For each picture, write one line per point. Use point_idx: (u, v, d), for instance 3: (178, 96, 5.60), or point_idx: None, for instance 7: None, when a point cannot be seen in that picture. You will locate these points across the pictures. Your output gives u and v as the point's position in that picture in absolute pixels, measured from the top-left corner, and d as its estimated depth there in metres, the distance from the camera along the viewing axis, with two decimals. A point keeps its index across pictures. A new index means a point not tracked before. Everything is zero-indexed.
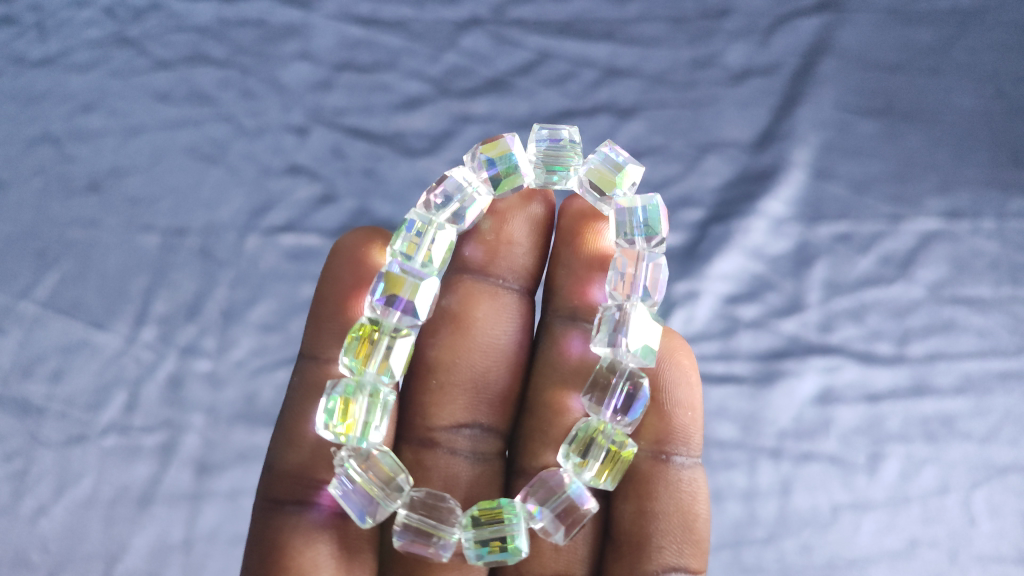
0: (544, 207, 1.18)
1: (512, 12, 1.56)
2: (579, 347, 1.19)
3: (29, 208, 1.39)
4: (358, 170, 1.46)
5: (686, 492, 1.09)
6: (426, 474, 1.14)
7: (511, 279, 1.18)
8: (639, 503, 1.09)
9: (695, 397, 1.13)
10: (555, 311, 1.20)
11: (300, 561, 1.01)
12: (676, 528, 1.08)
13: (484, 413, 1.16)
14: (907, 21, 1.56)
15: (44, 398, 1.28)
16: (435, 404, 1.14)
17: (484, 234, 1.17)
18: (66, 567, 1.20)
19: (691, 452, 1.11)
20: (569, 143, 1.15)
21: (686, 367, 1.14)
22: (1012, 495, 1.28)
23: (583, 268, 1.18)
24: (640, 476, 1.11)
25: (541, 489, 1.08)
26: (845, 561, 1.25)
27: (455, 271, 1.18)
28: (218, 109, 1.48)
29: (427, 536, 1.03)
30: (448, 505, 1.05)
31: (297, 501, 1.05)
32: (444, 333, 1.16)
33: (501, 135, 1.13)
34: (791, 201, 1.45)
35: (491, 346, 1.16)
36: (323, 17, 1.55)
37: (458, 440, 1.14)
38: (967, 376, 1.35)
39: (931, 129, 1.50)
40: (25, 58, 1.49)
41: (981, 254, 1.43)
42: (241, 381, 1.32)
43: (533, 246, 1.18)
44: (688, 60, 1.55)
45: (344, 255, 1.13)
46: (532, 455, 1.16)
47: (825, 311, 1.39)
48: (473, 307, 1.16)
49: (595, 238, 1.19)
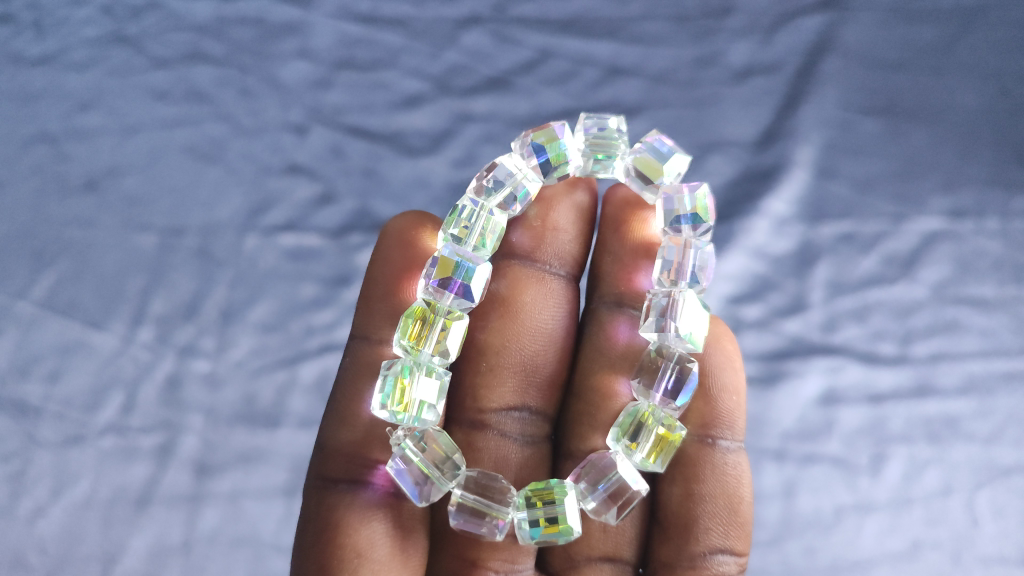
0: (589, 195, 1.19)
1: (513, 10, 1.55)
2: (626, 333, 1.19)
3: (26, 207, 1.38)
4: (358, 170, 1.45)
5: (731, 475, 1.09)
6: (476, 456, 1.13)
7: (557, 265, 1.18)
8: (686, 486, 1.09)
9: (739, 381, 1.14)
10: (601, 297, 1.20)
11: (356, 539, 0.99)
12: (722, 510, 1.07)
13: (534, 396, 1.15)
14: (909, 19, 1.54)
15: (41, 398, 1.27)
16: (485, 386, 1.13)
17: (531, 221, 1.17)
18: (64, 568, 1.19)
19: (735, 436, 1.11)
20: (616, 131, 1.16)
21: (730, 352, 1.15)
22: (1015, 496, 1.27)
23: (629, 256, 1.19)
24: (687, 459, 1.10)
25: (592, 470, 1.08)
26: (848, 562, 1.24)
27: (503, 256, 1.18)
28: (218, 108, 1.47)
29: (481, 516, 1.03)
30: (501, 485, 1.05)
31: (350, 480, 1.03)
32: (492, 317, 1.15)
33: (549, 123, 1.14)
34: (793, 200, 1.44)
35: (541, 331, 1.16)
36: (323, 16, 1.54)
37: (508, 422, 1.13)
38: (969, 376, 1.34)
39: (933, 128, 1.49)
40: (22, 56, 1.48)
41: (985, 254, 1.42)
42: (240, 382, 1.31)
43: (579, 234, 1.19)
44: (690, 59, 1.54)
45: (393, 238, 1.14)
46: (581, 439, 1.17)
47: (828, 311, 1.38)
48: (521, 291, 1.16)
49: (642, 226, 1.20)
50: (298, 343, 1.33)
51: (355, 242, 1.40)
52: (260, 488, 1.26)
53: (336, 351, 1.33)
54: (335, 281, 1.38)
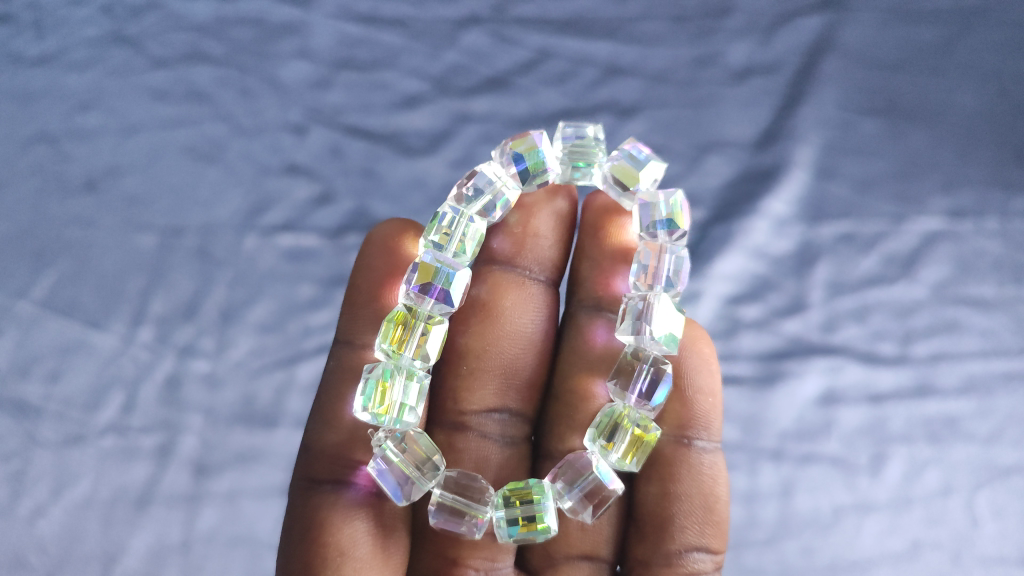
0: (569, 203, 1.19)
1: (513, 11, 1.55)
2: (604, 336, 1.19)
3: (26, 207, 1.38)
4: (356, 170, 1.45)
5: (707, 475, 1.09)
6: (457, 456, 1.13)
7: (537, 270, 1.18)
8: (663, 485, 1.09)
9: (715, 383, 1.13)
10: (580, 301, 1.20)
11: (338, 539, 0.99)
12: (697, 509, 1.08)
13: (514, 399, 1.15)
14: (909, 19, 1.54)
15: (41, 398, 1.27)
16: (466, 388, 1.13)
17: (511, 227, 1.17)
18: (64, 567, 1.19)
19: (711, 436, 1.11)
20: (594, 139, 1.16)
21: (706, 354, 1.14)
22: (1015, 496, 1.27)
23: (608, 261, 1.19)
24: (663, 459, 1.11)
25: (569, 470, 1.09)
26: (847, 562, 1.23)
27: (483, 261, 1.18)
28: (216, 109, 1.47)
29: (460, 515, 1.03)
30: (480, 484, 1.06)
31: (335, 480, 1.03)
32: (473, 321, 1.15)
33: (529, 131, 1.13)
34: (792, 200, 1.44)
35: (521, 334, 1.16)
36: (322, 16, 1.54)
37: (488, 424, 1.13)
38: (969, 376, 1.34)
39: (932, 128, 1.49)
40: (23, 56, 1.48)
41: (984, 254, 1.41)
42: (239, 382, 1.31)
43: (558, 239, 1.19)
44: (690, 59, 1.54)
45: (377, 245, 1.14)
46: (560, 439, 1.17)
47: (827, 311, 1.38)
48: (502, 295, 1.16)
49: (619, 232, 1.20)
50: (297, 343, 1.34)
51: (353, 242, 1.40)
52: (260, 488, 1.26)
53: None
54: (332, 281, 1.38)
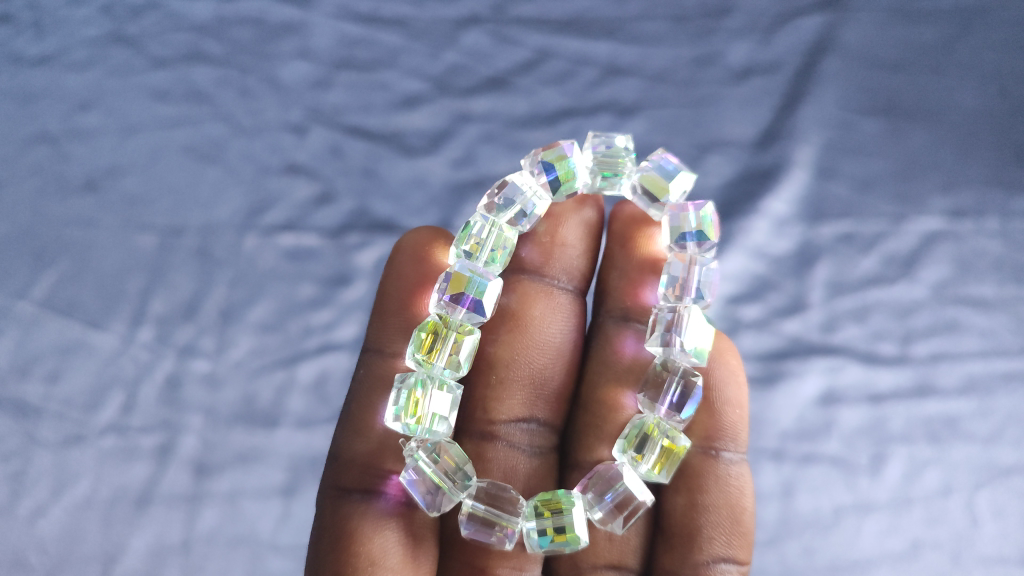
0: (596, 212, 1.19)
1: (513, 11, 1.55)
2: (633, 347, 1.19)
3: (25, 207, 1.38)
4: (357, 170, 1.45)
5: (733, 486, 1.10)
6: (486, 466, 1.14)
7: (565, 280, 1.18)
8: (690, 497, 1.09)
9: (743, 395, 1.14)
10: (607, 312, 1.21)
11: (369, 548, 1.00)
12: (725, 520, 1.08)
13: (542, 408, 1.16)
14: (909, 19, 1.54)
15: (41, 398, 1.27)
16: (495, 398, 1.14)
17: (540, 236, 1.17)
18: (64, 567, 1.19)
19: (738, 448, 1.12)
20: (623, 149, 1.16)
21: (734, 366, 1.15)
22: (1014, 496, 1.27)
23: (636, 271, 1.19)
24: (690, 470, 1.11)
25: (600, 481, 1.09)
26: (847, 562, 1.23)
27: (512, 270, 1.18)
28: (216, 109, 1.47)
29: (491, 525, 1.03)
30: (510, 495, 1.05)
31: (364, 490, 1.04)
32: (502, 331, 1.16)
33: (558, 141, 1.13)
34: (792, 200, 1.44)
35: (549, 345, 1.16)
36: (322, 16, 1.54)
37: (516, 433, 1.14)
38: (970, 376, 1.34)
39: (932, 128, 1.49)
40: (22, 57, 1.48)
41: (985, 254, 1.41)
42: (239, 382, 1.31)
43: (586, 249, 1.19)
44: (690, 59, 1.54)
45: (408, 253, 1.15)
46: (587, 450, 1.17)
47: (827, 311, 1.38)
48: (530, 306, 1.16)
49: (648, 242, 1.20)
50: (298, 343, 1.34)
51: (354, 243, 1.40)
52: (259, 488, 1.26)
53: (335, 350, 1.33)
54: (333, 281, 1.38)
